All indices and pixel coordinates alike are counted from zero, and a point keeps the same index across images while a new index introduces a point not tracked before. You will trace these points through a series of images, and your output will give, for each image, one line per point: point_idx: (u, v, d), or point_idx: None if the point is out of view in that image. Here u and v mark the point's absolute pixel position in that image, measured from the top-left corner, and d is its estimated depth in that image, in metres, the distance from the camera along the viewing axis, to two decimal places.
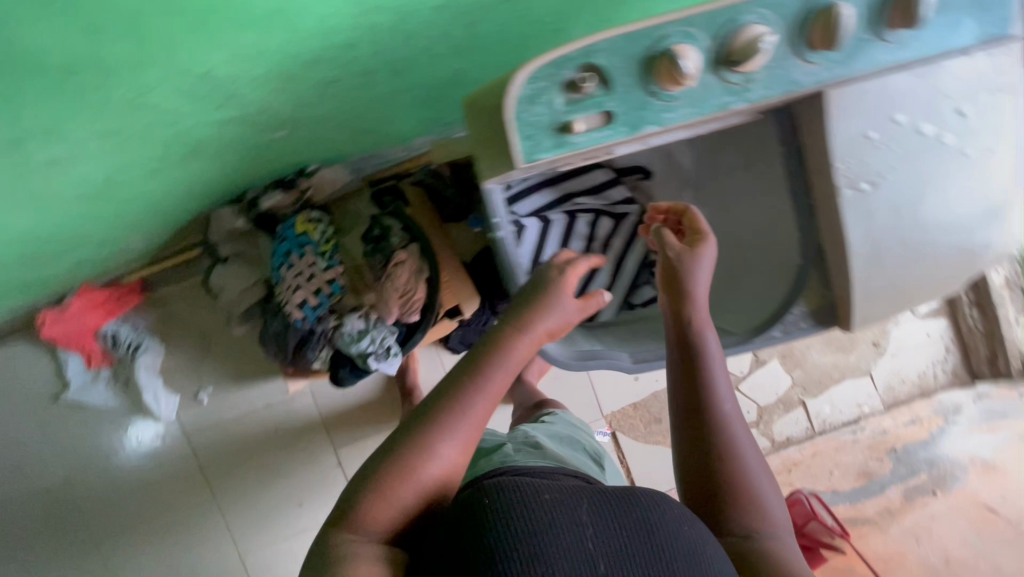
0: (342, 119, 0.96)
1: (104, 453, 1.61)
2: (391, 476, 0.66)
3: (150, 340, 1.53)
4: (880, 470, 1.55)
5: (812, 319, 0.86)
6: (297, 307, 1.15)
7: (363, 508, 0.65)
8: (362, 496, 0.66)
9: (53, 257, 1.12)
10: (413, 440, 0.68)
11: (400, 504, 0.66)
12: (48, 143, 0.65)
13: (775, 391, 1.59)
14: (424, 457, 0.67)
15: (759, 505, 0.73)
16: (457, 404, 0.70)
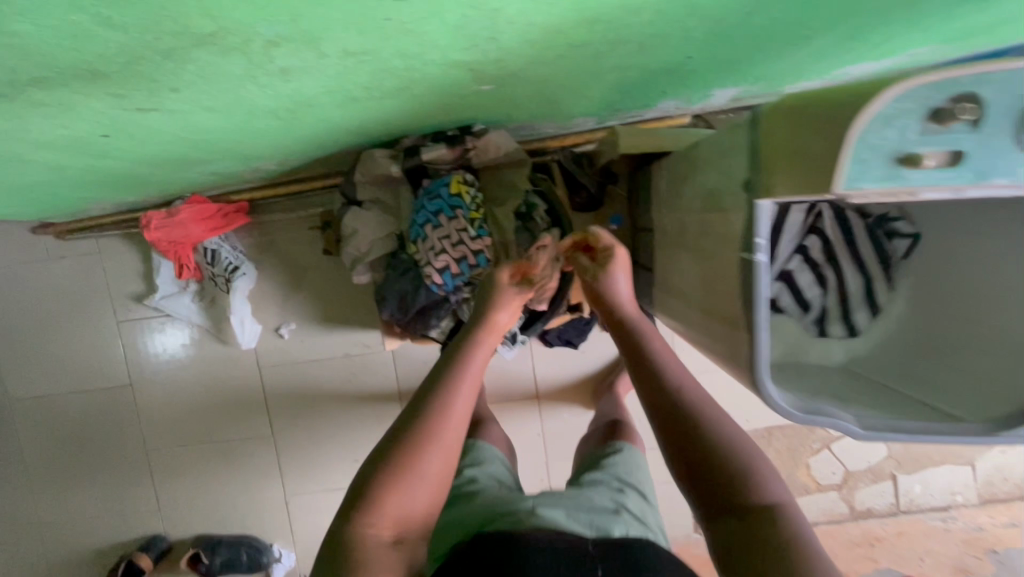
0: (545, 86, 0.88)
1: (175, 366, 1.59)
2: (385, 481, 0.70)
3: (248, 266, 1.47)
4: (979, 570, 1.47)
5: None
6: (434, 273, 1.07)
7: (368, 516, 0.68)
8: (357, 505, 0.69)
9: (194, 163, 1.06)
10: (400, 442, 0.73)
11: (407, 504, 0.70)
12: (298, 51, 0.58)
13: (868, 458, 1.51)
14: (410, 455, 0.72)
15: (761, 485, 0.64)
16: (436, 402, 0.76)
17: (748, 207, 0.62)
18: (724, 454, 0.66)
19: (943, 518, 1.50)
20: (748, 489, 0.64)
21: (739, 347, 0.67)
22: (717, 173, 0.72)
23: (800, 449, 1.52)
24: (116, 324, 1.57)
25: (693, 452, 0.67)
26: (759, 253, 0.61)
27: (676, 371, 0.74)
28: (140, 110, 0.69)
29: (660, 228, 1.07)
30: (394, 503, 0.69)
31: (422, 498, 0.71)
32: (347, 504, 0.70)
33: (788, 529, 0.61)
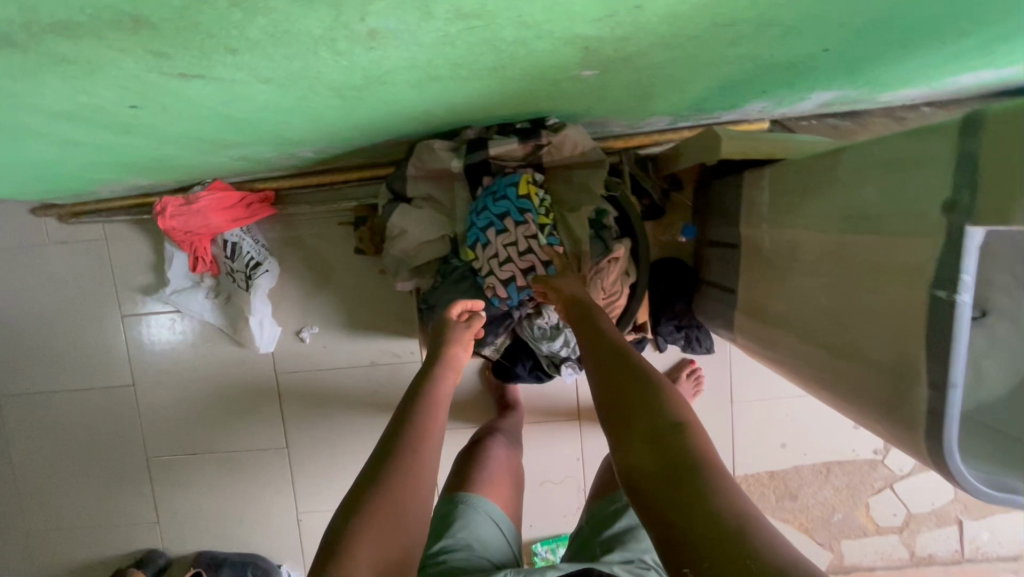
0: (647, 75, 0.75)
1: (182, 367, 1.45)
2: (359, 514, 0.60)
3: (271, 262, 1.33)
4: None
5: None
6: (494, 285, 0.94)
7: (340, 561, 0.56)
8: (329, 554, 0.57)
9: (226, 146, 0.93)
10: (373, 475, 0.65)
11: (388, 548, 0.59)
12: (400, 8, 0.46)
13: (933, 501, 1.39)
14: (384, 483, 0.64)
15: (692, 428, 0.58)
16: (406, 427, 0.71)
17: (945, 233, 0.50)
18: (670, 405, 0.60)
19: (1013, 569, 1.38)
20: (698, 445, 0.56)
21: (912, 404, 0.55)
22: (877, 189, 0.60)
23: (860, 487, 1.40)
24: (119, 318, 1.43)
25: (630, 403, 0.62)
26: (962, 292, 0.49)
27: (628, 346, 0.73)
28: (183, 76, 0.56)
29: (749, 246, 0.95)
30: (366, 543, 0.58)
31: (398, 539, 0.60)
32: (319, 560, 0.57)
33: (707, 453, 0.54)
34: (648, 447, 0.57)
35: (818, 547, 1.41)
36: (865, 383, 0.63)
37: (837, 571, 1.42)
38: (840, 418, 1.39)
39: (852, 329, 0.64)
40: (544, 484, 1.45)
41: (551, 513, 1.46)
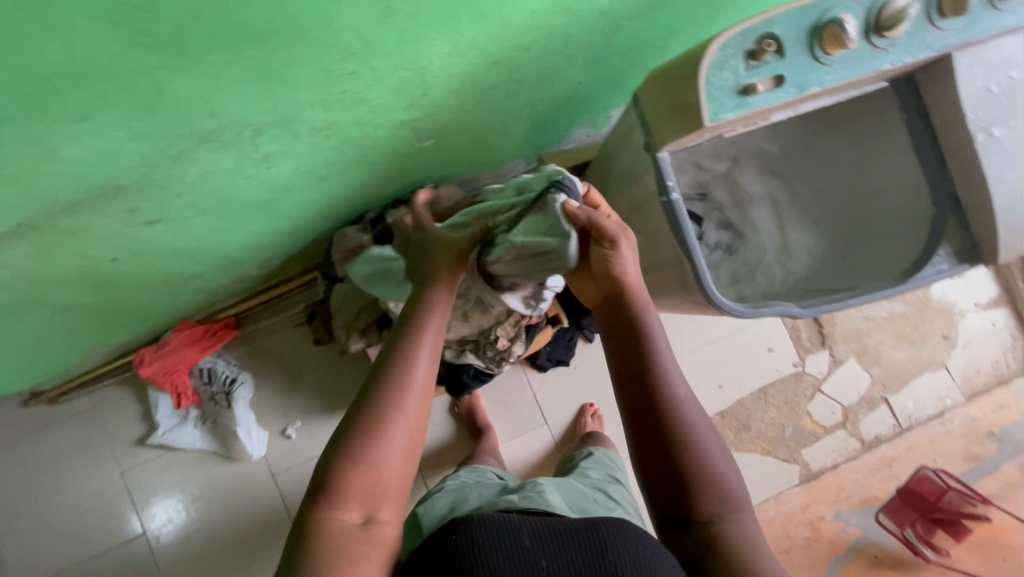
0: (475, 133, 1.07)
1: (188, 498, 1.56)
2: (349, 464, 0.63)
3: (245, 376, 1.53)
4: (986, 452, 1.56)
5: (957, 261, 0.82)
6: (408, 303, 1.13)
7: (334, 497, 0.62)
8: (320, 498, 0.62)
9: (187, 281, 1.17)
10: (366, 426, 0.65)
11: (376, 485, 0.64)
12: (278, 136, 0.74)
13: (857, 389, 1.62)
14: (375, 437, 0.65)
15: (723, 489, 0.66)
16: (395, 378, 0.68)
17: (652, 163, 0.79)
18: (707, 470, 0.66)
19: (942, 422, 1.59)
20: (707, 467, 0.66)
21: (686, 275, 0.82)
22: (625, 155, 0.91)
23: (797, 399, 1.62)
24: (119, 474, 1.56)
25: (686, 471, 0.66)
26: (672, 194, 0.78)
27: (676, 377, 0.70)
28: (145, 222, 0.81)
29: None
30: (364, 492, 0.63)
31: (394, 468, 0.65)
32: (317, 488, 0.63)
33: (738, 534, 0.65)
34: (670, 470, 0.66)
35: (785, 463, 1.59)
36: (669, 278, 0.89)
37: (810, 478, 1.58)
38: (755, 346, 1.63)
39: (654, 248, 0.91)
40: None
41: None
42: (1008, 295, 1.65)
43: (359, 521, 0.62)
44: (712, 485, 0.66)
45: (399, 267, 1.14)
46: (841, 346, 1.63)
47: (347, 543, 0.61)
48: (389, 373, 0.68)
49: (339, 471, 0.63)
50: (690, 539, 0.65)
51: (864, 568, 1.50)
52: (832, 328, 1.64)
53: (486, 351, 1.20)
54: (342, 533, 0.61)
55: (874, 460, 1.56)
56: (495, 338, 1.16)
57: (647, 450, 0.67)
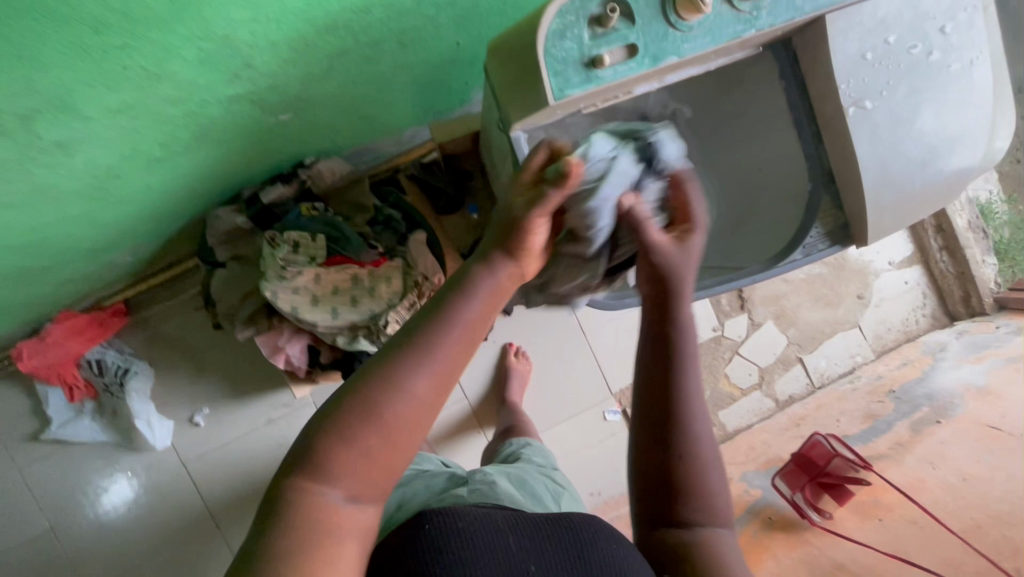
0: (344, 103, 0.96)
1: (93, 493, 1.48)
2: (339, 437, 0.46)
3: (140, 364, 1.44)
4: (883, 410, 1.44)
5: (828, 240, 0.88)
6: (286, 289, 1.06)
7: (320, 470, 0.46)
8: (298, 469, 0.46)
9: (41, 273, 1.06)
10: (369, 396, 0.47)
11: (368, 476, 0.47)
12: (61, 120, 0.64)
13: (774, 350, 1.64)
14: (377, 414, 0.47)
15: (709, 502, 0.61)
16: (419, 342, 0.50)
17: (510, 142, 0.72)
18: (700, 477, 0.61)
19: (852, 380, 1.63)
20: (701, 476, 0.61)
21: None
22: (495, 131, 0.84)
23: (716, 362, 1.64)
24: (14, 472, 1.45)
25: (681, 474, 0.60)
26: None
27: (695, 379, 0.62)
28: None
29: None
30: (350, 479, 0.46)
31: (395, 459, 0.48)
32: (295, 453, 0.47)
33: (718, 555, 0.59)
34: (667, 470, 0.61)
35: None
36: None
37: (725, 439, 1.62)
38: None
39: None
40: None
41: None
42: (922, 254, 1.67)
43: (344, 503, 0.46)
44: (703, 491, 0.60)
45: (277, 250, 1.07)
46: (760, 309, 1.63)
47: (318, 542, 0.44)
48: (414, 336, 0.50)
49: (323, 439, 0.47)
50: (667, 540, 0.61)
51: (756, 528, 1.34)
52: (751, 291, 1.63)
53: (380, 337, 1.11)
54: (316, 520, 0.44)
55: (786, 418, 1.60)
56: (387, 324, 1.10)
57: (657, 438, 0.61)
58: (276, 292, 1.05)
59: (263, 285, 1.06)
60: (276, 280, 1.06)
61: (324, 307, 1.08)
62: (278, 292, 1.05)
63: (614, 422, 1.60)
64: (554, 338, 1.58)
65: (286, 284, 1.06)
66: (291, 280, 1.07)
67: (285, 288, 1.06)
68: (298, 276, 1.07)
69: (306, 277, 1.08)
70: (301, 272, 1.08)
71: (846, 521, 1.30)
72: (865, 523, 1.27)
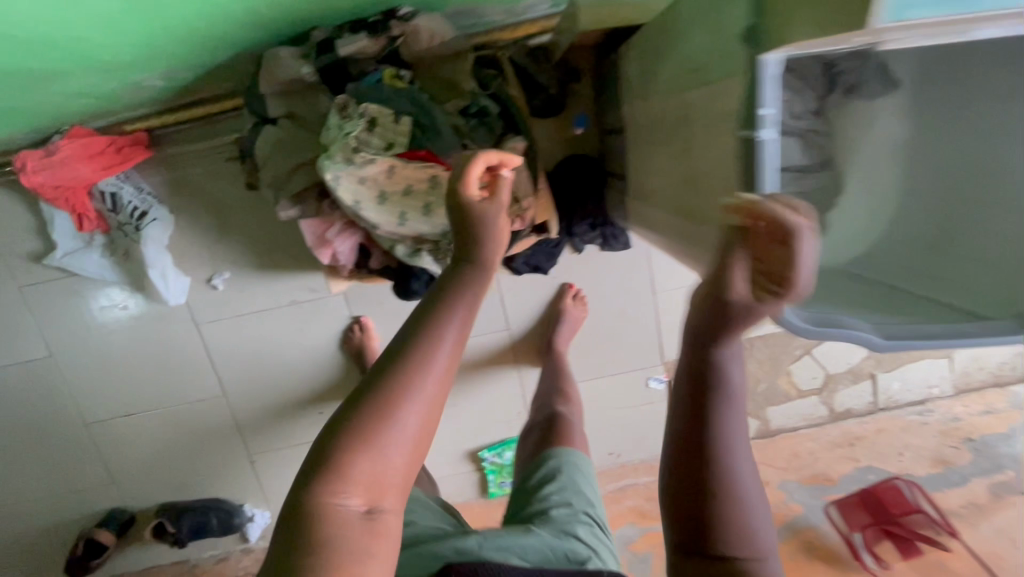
0: None
1: (99, 331, 1.38)
2: (347, 441, 0.47)
3: (160, 210, 1.26)
4: (958, 459, 1.46)
5: None
6: (348, 177, 0.84)
7: (335, 476, 0.46)
8: (315, 477, 0.46)
9: (50, 77, 0.84)
10: (381, 400, 0.48)
11: (385, 475, 0.47)
12: None
13: (848, 359, 1.47)
14: (384, 416, 0.48)
15: (745, 521, 0.47)
16: (423, 342, 0.51)
17: (746, 66, 0.48)
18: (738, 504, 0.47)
19: (920, 412, 1.49)
20: (739, 495, 0.48)
21: None
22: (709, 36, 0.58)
23: (782, 356, 1.47)
24: (16, 290, 1.33)
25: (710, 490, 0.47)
26: (762, 130, 0.47)
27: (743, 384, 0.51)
28: None
29: (632, 125, 0.91)
30: (366, 484, 0.46)
31: (404, 460, 0.48)
32: (315, 455, 0.47)
33: None
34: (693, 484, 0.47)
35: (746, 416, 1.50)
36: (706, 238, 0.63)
37: (764, 435, 1.51)
38: None
39: (707, 196, 0.61)
40: (498, 416, 1.47)
41: (492, 423, 1.48)
42: None
43: (361, 511, 0.46)
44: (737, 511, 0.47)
45: (349, 126, 0.83)
46: None
47: (352, 543, 0.44)
48: (422, 340, 0.51)
49: (339, 442, 0.47)
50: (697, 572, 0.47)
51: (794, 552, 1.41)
52: None
53: (447, 257, 0.95)
54: (343, 524, 0.45)
55: (838, 434, 1.48)
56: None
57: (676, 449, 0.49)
58: (339, 179, 0.84)
59: (325, 166, 0.83)
60: (342, 164, 0.84)
61: (391, 211, 0.87)
62: (342, 181, 0.84)
63: (656, 390, 1.48)
64: (620, 288, 1.40)
65: (354, 173, 0.84)
66: (359, 171, 0.84)
67: (353, 179, 0.84)
68: (369, 167, 0.84)
69: (377, 170, 0.85)
70: (373, 163, 0.84)
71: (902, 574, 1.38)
72: None
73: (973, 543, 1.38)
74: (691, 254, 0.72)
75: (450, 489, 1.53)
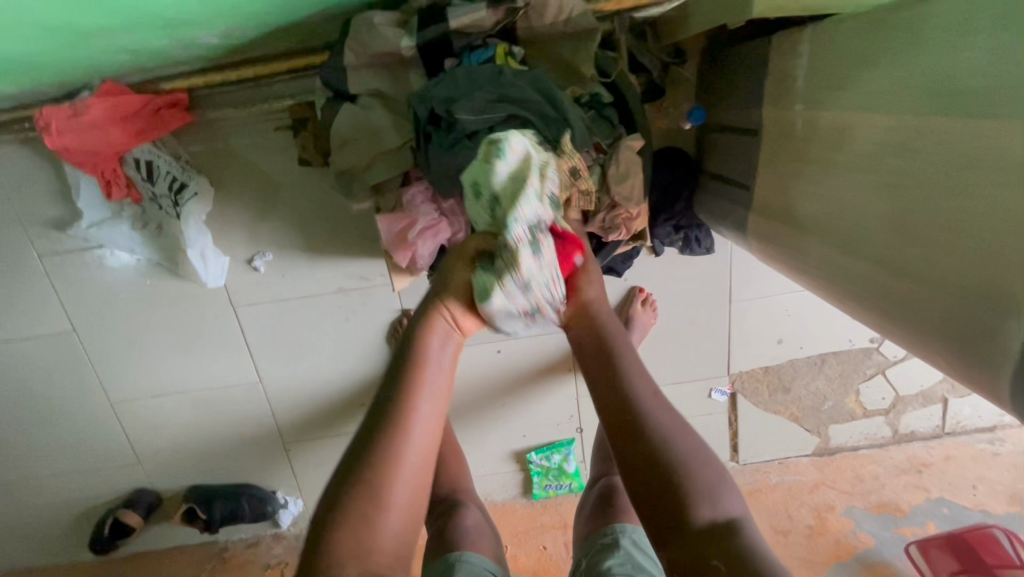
0: None
1: (126, 308, 1.26)
2: (346, 524, 0.56)
3: (200, 181, 1.12)
4: None
5: None
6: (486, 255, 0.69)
7: (332, 555, 0.55)
8: (319, 548, 0.55)
9: (93, 28, 0.70)
10: (366, 481, 0.57)
11: (377, 537, 0.56)
12: None
13: (922, 383, 1.39)
14: (370, 490, 0.57)
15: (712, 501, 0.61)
16: (397, 424, 0.60)
17: None
18: (713, 505, 0.61)
19: (990, 440, 1.42)
20: (696, 477, 0.61)
21: (998, 342, 0.44)
22: (980, 54, 0.46)
23: (853, 374, 1.38)
24: (37, 259, 1.20)
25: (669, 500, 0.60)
26: None
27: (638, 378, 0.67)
28: None
29: (773, 133, 0.79)
30: (354, 563, 0.55)
31: (394, 530, 0.57)
32: (315, 531, 0.57)
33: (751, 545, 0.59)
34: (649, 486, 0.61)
35: (806, 433, 1.44)
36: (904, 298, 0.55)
37: (823, 453, 1.45)
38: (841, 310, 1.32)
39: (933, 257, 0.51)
40: (551, 421, 1.39)
41: (543, 426, 1.40)
42: None
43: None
44: (701, 488, 0.60)
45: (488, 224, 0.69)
46: None
47: None
48: (391, 427, 0.59)
49: (337, 522, 0.56)
50: (693, 552, 0.59)
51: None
52: None
53: None
54: None
55: (903, 458, 1.42)
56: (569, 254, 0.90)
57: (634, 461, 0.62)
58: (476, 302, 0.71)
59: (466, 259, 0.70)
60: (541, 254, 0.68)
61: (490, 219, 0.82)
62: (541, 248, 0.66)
63: (718, 402, 1.40)
64: (694, 295, 1.30)
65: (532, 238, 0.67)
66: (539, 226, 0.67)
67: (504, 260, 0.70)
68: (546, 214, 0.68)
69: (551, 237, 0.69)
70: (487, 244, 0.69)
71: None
72: None
73: None
74: (869, 306, 0.62)
75: (493, 487, 1.47)
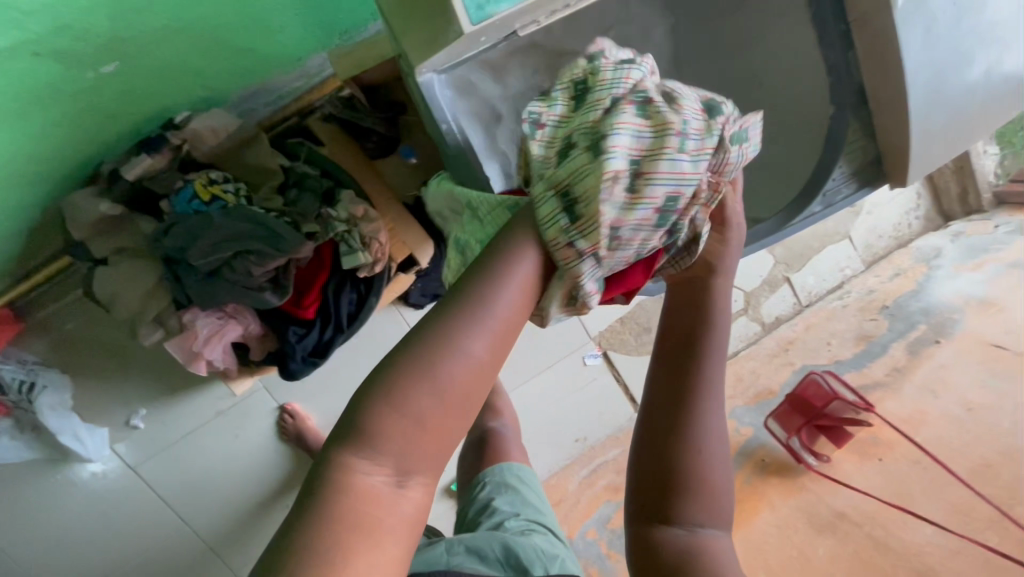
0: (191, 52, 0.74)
1: (35, 510, 1.33)
2: (383, 410, 0.40)
3: (49, 374, 1.24)
4: (877, 330, 1.51)
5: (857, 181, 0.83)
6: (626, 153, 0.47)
7: (360, 448, 0.40)
8: (342, 445, 0.40)
9: None
10: (403, 355, 0.42)
11: (412, 450, 0.40)
12: None
13: (760, 272, 1.48)
14: (404, 395, 0.40)
15: (706, 500, 0.57)
16: (454, 316, 0.43)
17: None
18: (696, 506, 0.56)
19: (840, 297, 1.54)
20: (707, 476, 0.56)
21: None
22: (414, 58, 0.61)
23: None
24: None
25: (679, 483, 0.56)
26: None
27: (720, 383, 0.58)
28: None
29: None
30: (372, 474, 0.40)
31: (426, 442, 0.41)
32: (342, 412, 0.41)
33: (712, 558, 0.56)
34: (666, 475, 0.56)
35: None
36: None
37: None
38: None
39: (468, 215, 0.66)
40: None
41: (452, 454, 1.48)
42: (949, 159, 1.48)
43: (386, 483, 0.40)
44: (695, 486, 0.56)
45: (544, 185, 0.46)
46: None
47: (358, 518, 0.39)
48: (451, 318, 0.42)
49: (371, 402, 0.40)
50: (666, 541, 0.57)
51: (750, 474, 1.44)
52: None
53: (341, 305, 1.02)
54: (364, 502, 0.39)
55: (774, 343, 1.52)
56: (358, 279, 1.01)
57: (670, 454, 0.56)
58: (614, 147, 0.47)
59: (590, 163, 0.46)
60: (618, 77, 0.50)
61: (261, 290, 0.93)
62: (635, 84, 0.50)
63: (593, 365, 1.49)
64: None
65: (682, 169, 0.45)
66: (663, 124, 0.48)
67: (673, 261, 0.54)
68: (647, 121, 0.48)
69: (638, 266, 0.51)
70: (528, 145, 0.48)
71: (843, 459, 1.41)
72: (863, 464, 1.39)
73: (893, 412, 1.41)
74: None
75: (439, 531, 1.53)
